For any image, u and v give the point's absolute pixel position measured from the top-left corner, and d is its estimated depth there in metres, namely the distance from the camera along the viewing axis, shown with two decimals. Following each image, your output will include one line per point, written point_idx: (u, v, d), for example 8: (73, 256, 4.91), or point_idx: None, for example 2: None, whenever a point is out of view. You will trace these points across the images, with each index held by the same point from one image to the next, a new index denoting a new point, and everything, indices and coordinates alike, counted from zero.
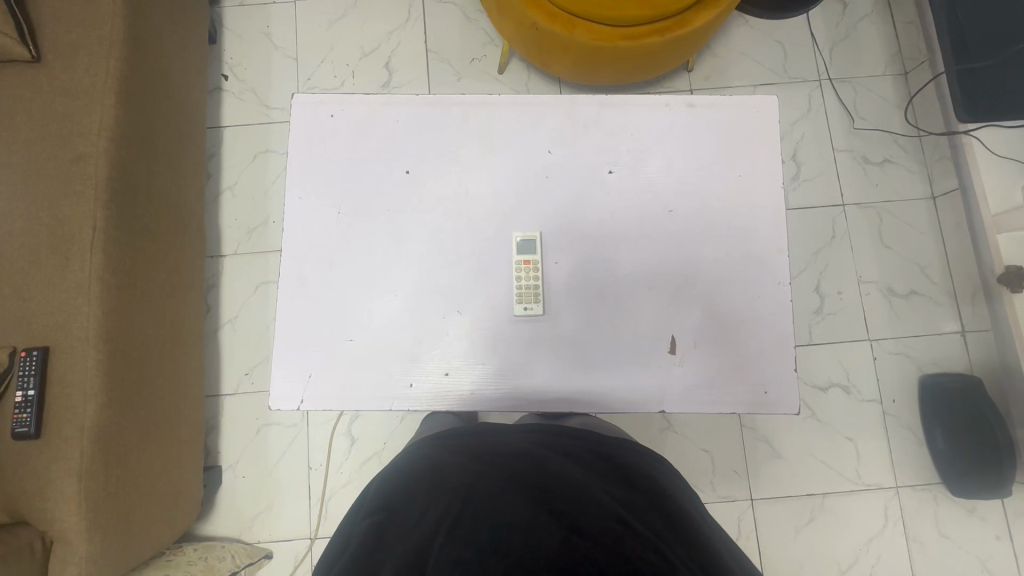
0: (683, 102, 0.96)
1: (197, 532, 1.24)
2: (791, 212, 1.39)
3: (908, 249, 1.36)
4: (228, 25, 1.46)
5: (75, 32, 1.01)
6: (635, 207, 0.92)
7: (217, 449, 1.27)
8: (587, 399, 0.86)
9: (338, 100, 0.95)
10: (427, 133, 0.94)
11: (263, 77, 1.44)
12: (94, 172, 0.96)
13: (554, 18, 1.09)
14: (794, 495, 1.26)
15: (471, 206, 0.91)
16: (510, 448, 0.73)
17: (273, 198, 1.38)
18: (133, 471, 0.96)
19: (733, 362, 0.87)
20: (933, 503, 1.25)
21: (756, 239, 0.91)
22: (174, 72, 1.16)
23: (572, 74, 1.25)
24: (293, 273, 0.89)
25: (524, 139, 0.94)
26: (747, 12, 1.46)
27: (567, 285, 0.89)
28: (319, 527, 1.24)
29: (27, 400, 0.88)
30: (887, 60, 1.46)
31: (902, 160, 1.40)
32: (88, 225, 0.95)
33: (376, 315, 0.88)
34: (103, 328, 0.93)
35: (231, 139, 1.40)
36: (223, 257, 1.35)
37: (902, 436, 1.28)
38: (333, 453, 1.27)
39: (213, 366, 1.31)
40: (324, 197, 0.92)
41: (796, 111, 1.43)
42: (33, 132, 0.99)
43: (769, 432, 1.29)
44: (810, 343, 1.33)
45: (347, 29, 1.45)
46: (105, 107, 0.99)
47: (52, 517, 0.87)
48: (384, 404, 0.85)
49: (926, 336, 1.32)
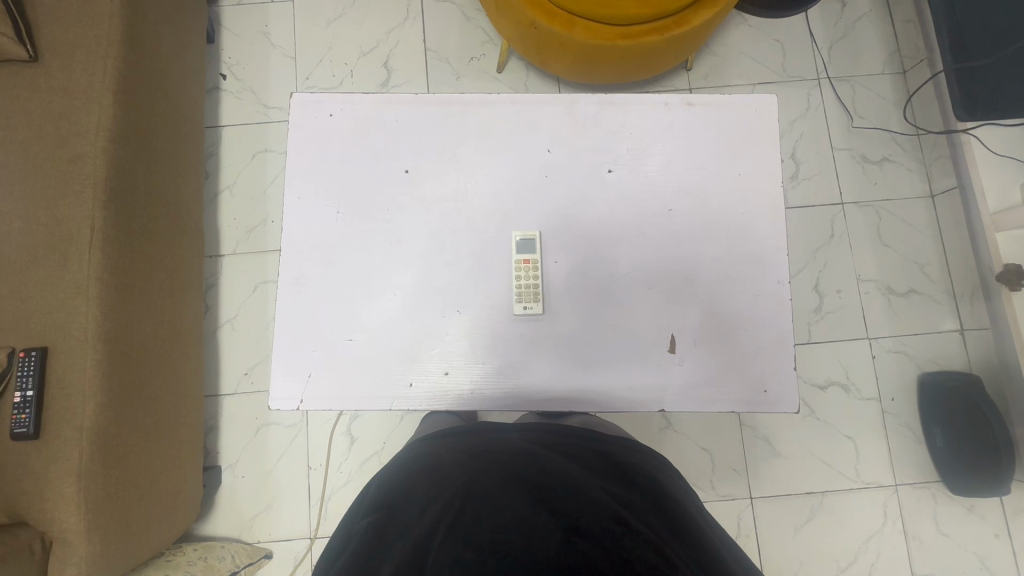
0: (682, 101, 0.96)
1: (197, 533, 1.24)
2: (791, 210, 1.39)
3: (907, 247, 1.37)
4: (226, 25, 1.45)
5: (72, 32, 1.01)
6: (635, 206, 0.92)
7: (217, 449, 1.27)
8: (587, 398, 0.86)
9: (336, 100, 0.95)
10: (426, 132, 0.94)
11: (261, 77, 1.43)
12: (92, 172, 0.96)
13: (553, 18, 1.09)
14: (793, 494, 1.26)
15: (471, 205, 0.91)
16: (510, 447, 0.73)
17: (272, 198, 1.38)
18: (133, 471, 0.96)
19: (732, 360, 0.87)
20: (932, 501, 1.25)
21: (756, 238, 0.91)
22: (172, 71, 1.16)
23: (571, 73, 1.25)
24: (291, 272, 0.89)
25: (523, 138, 0.94)
26: (746, 11, 1.46)
27: (567, 285, 0.89)
28: (319, 526, 1.24)
29: (26, 400, 0.88)
30: (886, 59, 1.46)
31: (900, 159, 1.41)
32: (87, 225, 0.95)
33: (375, 314, 0.88)
34: (102, 328, 0.93)
35: (230, 139, 1.40)
36: (222, 257, 1.35)
37: (901, 434, 1.29)
38: (333, 453, 1.27)
39: (212, 366, 1.31)
40: (323, 197, 0.92)
41: (795, 110, 1.43)
42: (31, 132, 0.99)
43: (768, 430, 1.29)
44: (809, 342, 1.33)
45: (345, 29, 1.45)
46: (103, 107, 0.99)
47: (52, 518, 0.87)
48: (383, 403, 0.85)
49: (925, 335, 1.33)
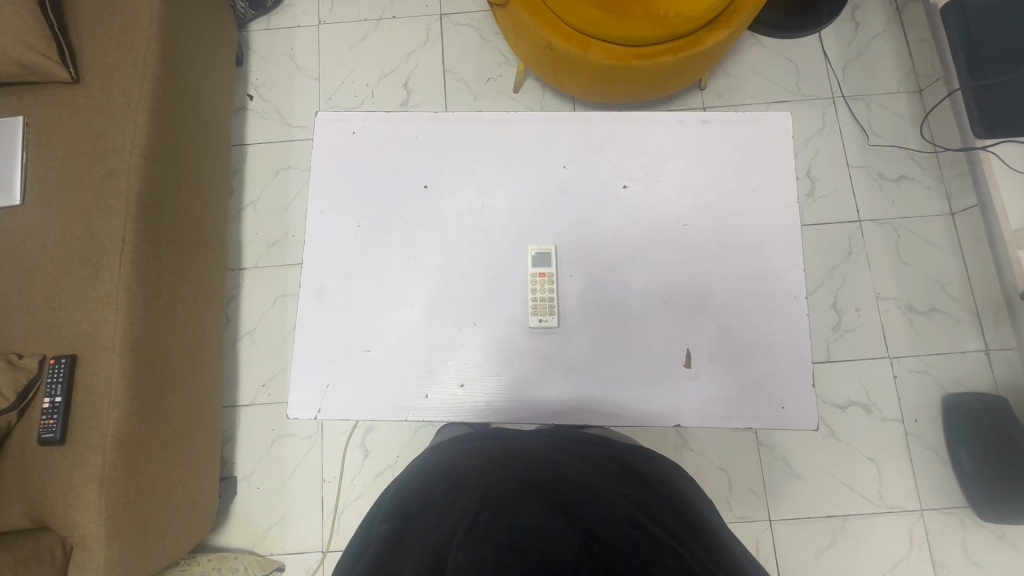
0: (696, 118, 0.97)
1: (209, 544, 1.25)
2: (807, 228, 1.39)
3: (927, 265, 1.35)
4: (255, 48, 1.52)
5: (111, 55, 1.06)
6: (650, 222, 0.93)
7: (233, 460, 1.29)
8: (602, 412, 0.86)
9: (360, 118, 0.98)
10: (445, 150, 0.96)
11: (286, 97, 1.49)
12: (125, 187, 1.00)
13: (567, 38, 1.11)
14: (814, 517, 1.23)
15: (488, 219, 0.93)
16: (528, 454, 0.74)
17: (293, 214, 1.42)
18: (150, 477, 0.97)
19: (750, 379, 0.87)
20: (960, 527, 1.21)
21: (770, 255, 0.91)
22: (202, 92, 1.21)
23: (584, 93, 1.28)
24: (313, 284, 0.91)
25: (539, 156, 0.96)
26: (759, 32, 1.49)
27: (580, 300, 0.89)
28: (331, 540, 1.24)
29: (55, 406, 0.90)
30: (902, 78, 1.46)
31: (918, 176, 1.40)
32: (119, 236, 0.98)
33: (394, 325, 0.89)
34: (128, 335, 0.95)
35: (255, 156, 1.45)
36: (244, 270, 1.38)
37: (926, 458, 1.25)
38: (346, 466, 1.27)
39: (231, 377, 1.33)
40: (345, 211, 0.94)
41: (810, 127, 1.44)
42: (70, 149, 1.04)
43: (786, 450, 1.27)
44: (828, 360, 1.32)
45: (368, 50, 1.51)
46: (137, 125, 1.03)
47: (74, 522, 0.88)
48: (398, 415, 0.86)
49: (948, 354, 1.30)
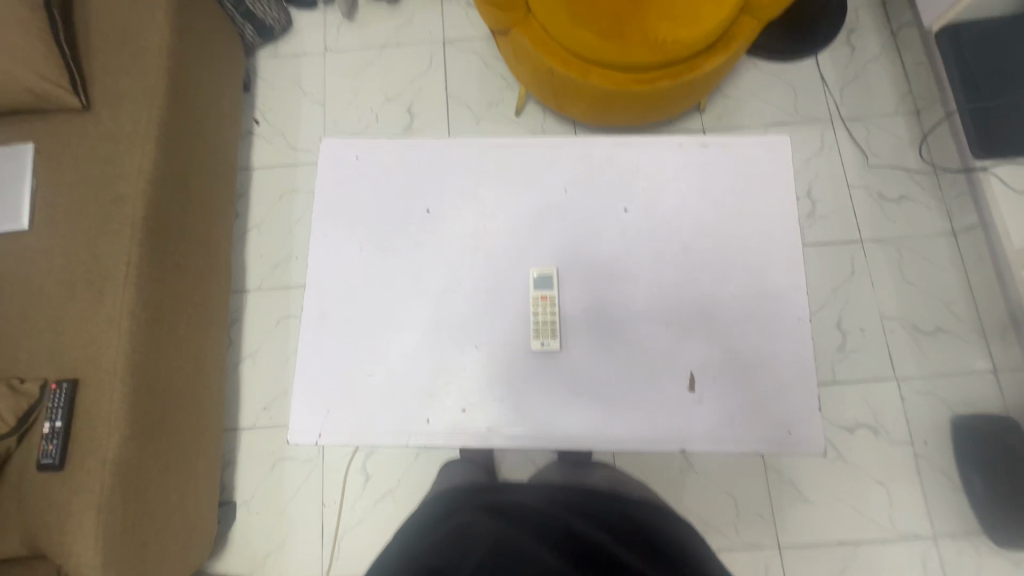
0: (696, 141, 0.98)
1: (207, 571, 1.23)
2: (809, 247, 1.39)
3: (931, 285, 1.34)
4: (262, 74, 1.55)
5: (122, 83, 1.09)
6: (651, 244, 0.93)
7: (232, 484, 1.27)
8: (605, 436, 0.85)
9: (363, 143, 0.99)
10: (447, 173, 0.98)
11: (292, 122, 1.51)
12: (132, 212, 1.01)
13: (567, 64, 1.13)
14: (824, 544, 1.20)
15: (490, 242, 0.94)
16: (539, 515, 0.71)
17: (297, 236, 1.43)
18: (148, 504, 0.96)
19: (754, 402, 0.86)
20: (974, 554, 1.18)
21: (772, 276, 0.91)
22: (210, 118, 1.23)
23: (585, 116, 1.29)
24: (315, 308, 0.91)
25: (541, 180, 0.97)
26: (756, 55, 1.51)
27: (581, 322, 0.89)
28: (330, 567, 1.21)
29: (55, 431, 0.90)
30: (899, 99, 1.47)
31: (918, 196, 1.40)
32: (123, 261, 0.99)
33: (395, 349, 0.89)
34: (130, 360, 0.95)
35: (260, 179, 1.47)
36: (247, 292, 1.39)
37: (937, 482, 1.22)
38: (347, 490, 1.26)
39: (232, 399, 1.32)
40: (348, 235, 0.95)
41: (809, 148, 1.45)
42: (78, 174, 1.06)
43: (794, 474, 1.25)
44: (834, 381, 1.30)
45: (373, 76, 1.54)
46: (145, 151, 1.05)
47: (70, 550, 0.87)
48: (400, 439, 0.85)
49: (955, 375, 1.28)
